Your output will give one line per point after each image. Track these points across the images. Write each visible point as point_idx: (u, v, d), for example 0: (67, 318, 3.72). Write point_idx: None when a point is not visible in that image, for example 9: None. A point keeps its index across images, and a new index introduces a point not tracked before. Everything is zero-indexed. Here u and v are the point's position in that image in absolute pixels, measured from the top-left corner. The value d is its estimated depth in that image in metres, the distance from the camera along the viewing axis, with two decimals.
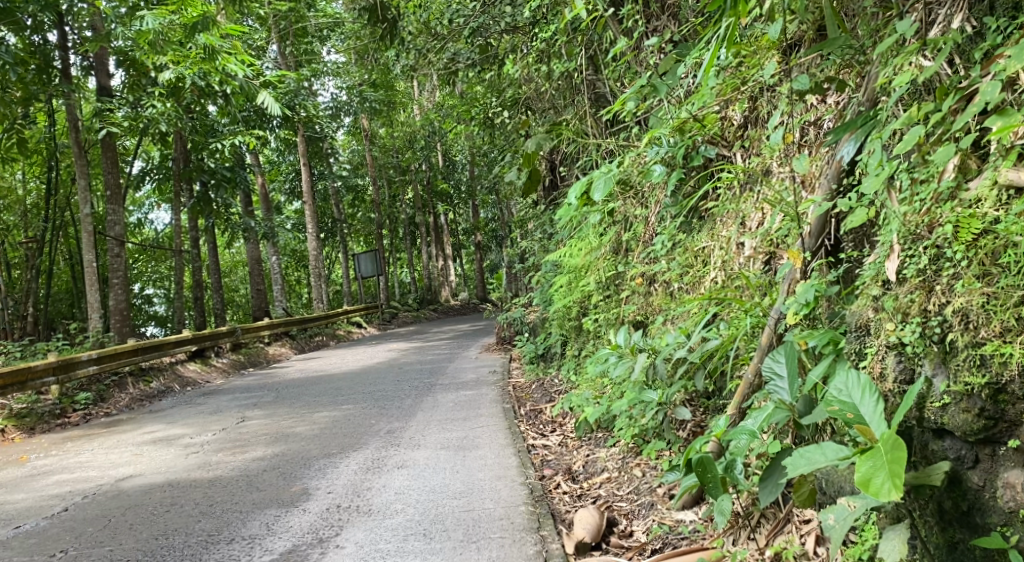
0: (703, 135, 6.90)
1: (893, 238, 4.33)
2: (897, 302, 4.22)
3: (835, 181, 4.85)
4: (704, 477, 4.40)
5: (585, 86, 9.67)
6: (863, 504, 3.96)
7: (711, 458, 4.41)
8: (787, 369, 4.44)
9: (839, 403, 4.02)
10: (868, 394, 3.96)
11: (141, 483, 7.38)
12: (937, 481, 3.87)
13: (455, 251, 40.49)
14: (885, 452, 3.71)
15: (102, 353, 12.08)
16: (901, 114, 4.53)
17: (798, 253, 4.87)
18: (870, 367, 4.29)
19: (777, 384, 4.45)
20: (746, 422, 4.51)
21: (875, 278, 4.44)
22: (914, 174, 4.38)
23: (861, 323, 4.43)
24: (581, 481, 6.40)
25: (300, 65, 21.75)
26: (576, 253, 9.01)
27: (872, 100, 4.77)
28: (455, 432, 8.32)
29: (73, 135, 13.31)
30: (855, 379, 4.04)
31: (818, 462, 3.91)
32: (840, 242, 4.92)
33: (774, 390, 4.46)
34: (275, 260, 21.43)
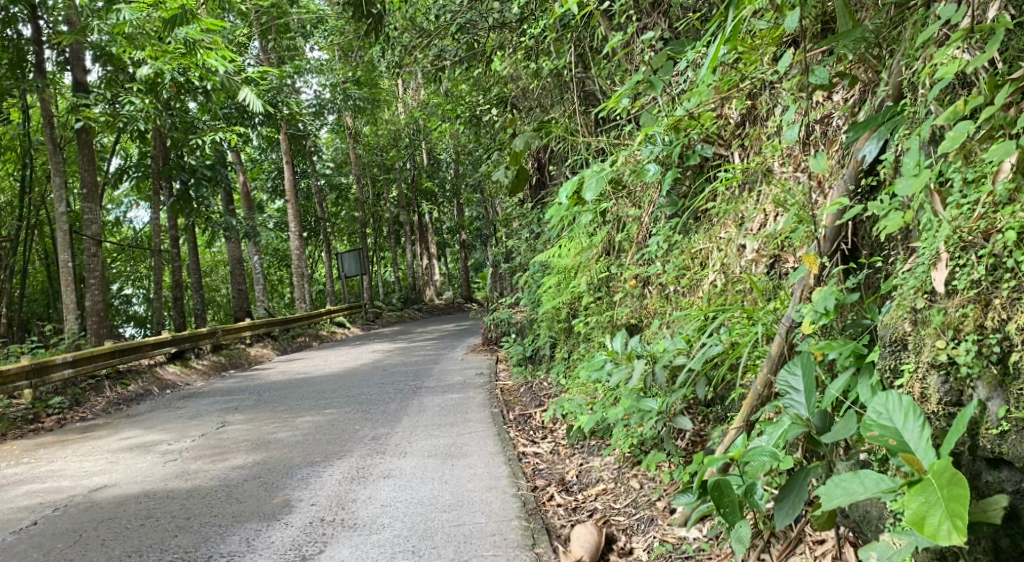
0: (699, 134, 6.69)
1: (939, 246, 4.06)
2: (946, 317, 3.97)
3: (854, 181, 4.66)
4: (720, 500, 4.19)
5: (574, 83, 9.44)
6: (909, 541, 3.70)
7: (728, 480, 4.21)
8: (804, 383, 4.29)
9: (879, 428, 3.82)
10: (912, 418, 3.75)
11: (116, 494, 7.10)
12: (996, 517, 3.63)
13: (439, 249, 40.22)
14: (938, 488, 3.53)
15: (78, 356, 11.77)
16: (940, 109, 4.17)
17: (815, 258, 4.65)
18: (910, 387, 4.05)
19: (795, 399, 4.30)
20: (761, 440, 4.33)
21: (919, 289, 4.14)
22: (965, 175, 4.09)
23: (895, 337, 4.18)
24: (575, 492, 6.18)
25: (282, 61, 21.41)
26: (566, 253, 8.78)
27: (897, 93, 4.51)
28: (443, 438, 8.06)
29: (48, 133, 12.97)
30: (896, 401, 3.83)
31: (857, 493, 3.73)
32: (856, 248, 4.73)
33: (790, 405, 4.31)
34: (256, 260, 21.11)
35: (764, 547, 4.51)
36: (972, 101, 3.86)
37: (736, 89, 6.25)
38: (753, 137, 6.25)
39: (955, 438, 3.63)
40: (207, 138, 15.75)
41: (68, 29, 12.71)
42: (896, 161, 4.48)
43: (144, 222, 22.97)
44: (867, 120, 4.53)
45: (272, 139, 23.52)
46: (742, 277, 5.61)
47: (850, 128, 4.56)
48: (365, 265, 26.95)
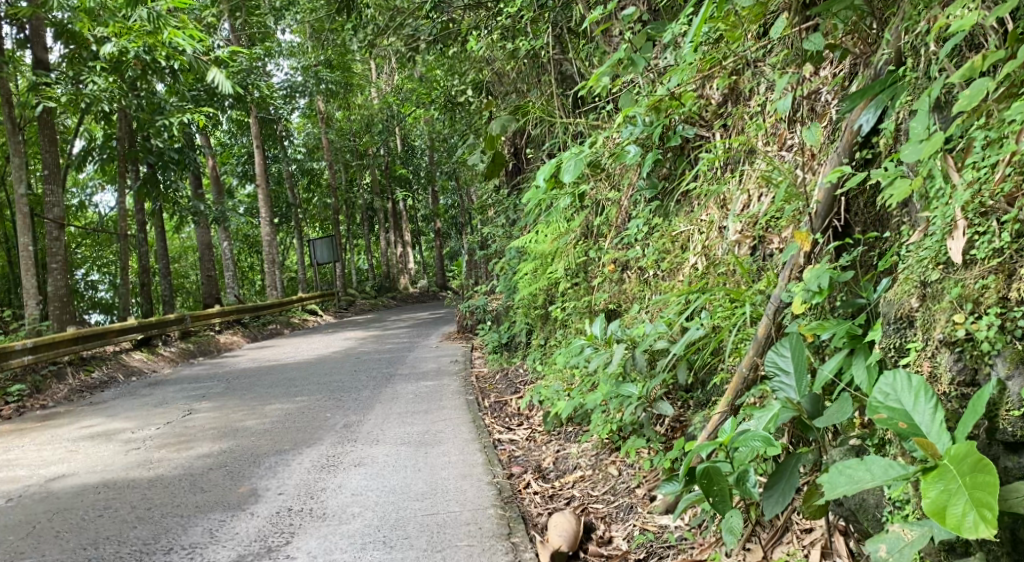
0: (679, 114, 6.52)
1: (956, 212, 3.89)
2: (965, 290, 3.79)
3: (847, 153, 4.52)
4: (710, 489, 4.08)
5: (551, 65, 9.24)
6: (921, 533, 3.59)
7: (717, 468, 4.08)
8: (794, 364, 4.15)
9: (887, 411, 3.68)
10: (923, 400, 3.63)
11: (74, 484, 6.85)
12: (1019, 507, 3.46)
13: (413, 237, 39.89)
14: (959, 474, 3.41)
15: (39, 342, 11.45)
16: (953, 68, 3.99)
17: (807, 235, 4.50)
18: (919, 366, 3.88)
19: (784, 381, 4.16)
20: (750, 424, 4.20)
21: (934, 260, 3.97)
22: (989, 133, 3.87)
23: (901, 314, 4.04)
24: (552, 480, 6.00)
25: (254, 43, 21.02)
26: (542, 238, 8.60)
27: (897, 57, 4.35)
28: (416, 426, 7.86)
29: (7, 111, 12.55)
30: (905, 382, 3.70)
31: (864, 480, 3.59)
32: (848, 226, 4.60)
33: (779, 387, 4.17)
34: (227, 245, 20.77)
35: (750, 533, 4.41)
36: (991, 57, 3.69)
37: (718, 67, 6.09)
38: (735, 116, 6.05)
39: (973, 420, 3.48)
40: (176, 120, 15.38)
41: (28, 6, 12.31)
42: (896, 130, 4.33)
43: (110, 207, 22.50)
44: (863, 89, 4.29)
45: (242, 122, 23.11)
46: (726, 258, 5.44)
47: (846, 98, 4.29)
48: (338, 252, 26.60)
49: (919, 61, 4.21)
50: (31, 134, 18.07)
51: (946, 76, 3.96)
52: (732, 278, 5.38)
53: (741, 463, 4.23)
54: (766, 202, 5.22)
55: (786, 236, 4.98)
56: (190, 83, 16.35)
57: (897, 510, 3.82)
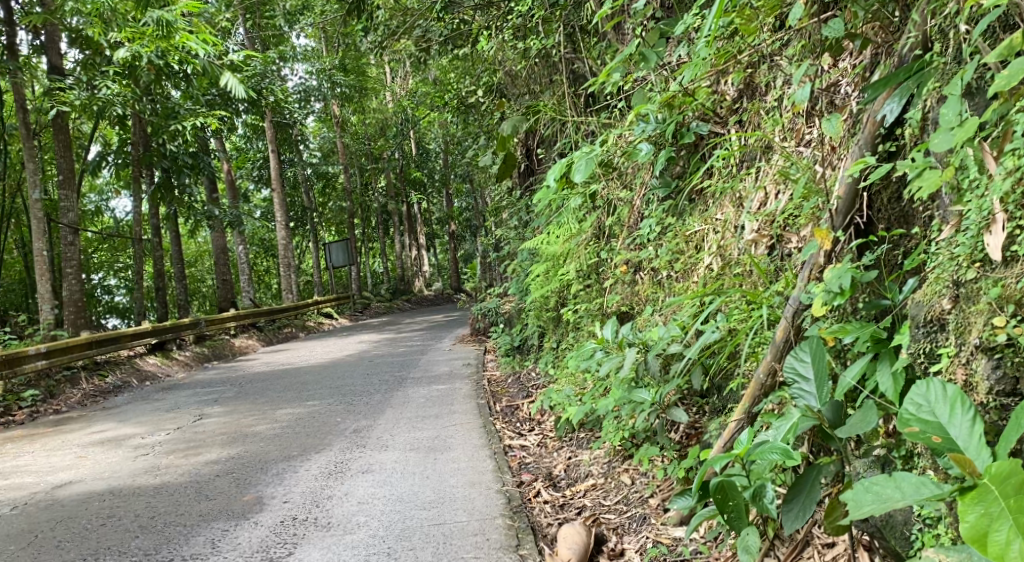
0: (692, 110, 6.34)
1: (994, 206, 3.69)
2: (1005, 291, 3.60)
3: (870, 145, 4.33)
4: (725, 504, 3.90)
5: (562, 63, 9.06)
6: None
7: (733, 482, 3.90)
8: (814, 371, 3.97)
9: (920, 424, 3.48)
10: (960, 412, 3.43)
11: (79, 492, 6.73)
12: None
13: (428, 240, 39.76)
14: (1001, 496, 3.19)
15: (52, 347, 11.36)
16: (988, 50, 3.78)
17: (827, 233, 4.31)
18: (953, 374, 3.69)
19: (803, 388, 3.98)
20: (767, 434, 4.02)
21: (969, 257, 3.77)
22: None
23: (931, 316, 3.85)
24: (563, 489, 5.83)
25: (267, 46, 20.94)
26: (554, 240, 8.42)
27: (924, 43, 4.16)
28: (426, 431, 7.71)
29: (21, 116, 12.46)
30: (939, 392, 3.50)
31: (895, 498, 3.39)
32: (871, 222, 4.40)
33: (799, 395, 3.99)
34: (241, 249, 20.68)
35: (769, 548, 4.22)
36: None
37: (733, 62, 5.91)
38: (750, 112, 5.87)
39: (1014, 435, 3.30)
40: (189, 124, 15.29)
41: (42, 11, 12.23)
42: (922, 120, 4.13)
43: (125, 211, 22.46)
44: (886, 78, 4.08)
45: (257, 126, 23.02)
46: (742, 258, 5.26)
47: (867, 87, 4.10)
48: (354, 255, 26.49)
49: (947, 45, 4.02)
50: (46, 139, 18.02)
51: (981, 57, 3.75)
52: (748, 279, 5.19)
53: (757, 477, 4.02)
54: (782, 200, 5.02)
55: (806, 234, 4.79)
56: (204, 88, 16.26)
57: (928, 527, 3.70)
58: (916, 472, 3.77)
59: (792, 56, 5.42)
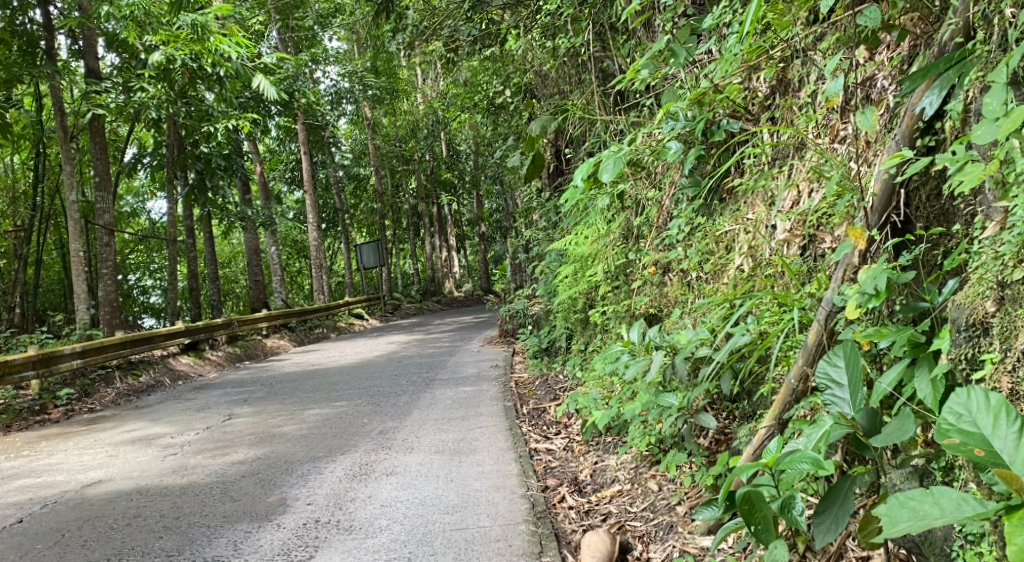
0: (724, 107, 6.19)
1: None
2: None
3: (908, 138, 4.16)
4: (752, 516, 3.77)
5: (591, 62, 8.92)
6: None
7: (760, 493, 3.76)
8: (848, 376, 3.81)
9: (960, 436, 3.32)
10: (1004, 423, 3.26)
11: (107, 490, 6.73)
12: None
13: (459, 242, 39.72)
14: None
15: (86, 346, 11.41)
16: None
17: (862, 232, 4.15)
18: (996, 382, 3.55)
19: (836, 394, 3.83)
20: (796, 442, 3.87)
21: (1015, 256, 3.61)
22: None
23: (973, 320, 3.70)
24: (589, 494, 5.71)
25: (299, 49, 20.97)
26: (582, 241, 8.29)
27: (965, 33, 3.99)
28: (451, 433, 7.62)
29: (59, 119, 12.52)
30: (981, 401, 3.32)
31: (933, 517, 3.24)
32: (909, 220, 4.23)
33: (832, 401, 3.84)
34: (273, 250, 20.72)
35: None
36: None
37: (765, 57, 5.79)
38: (782, 108, 5.74)
39: None
40: (221, 126, 15.29)
41: (79, 15, 12.26)
42: (964, 112, 3.98)
43: (160, 212, 22.61)
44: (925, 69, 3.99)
45: (289, 128, 23.08)
46: (773, 259, 5.14)
47: (906, 77, 4.01)
48: (385, 257, 26.46)
49: (991, 34, 3.85)
50: (82, 141, 18.16)
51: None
52: (780, 280, 5.05)
53: (787, 488, 3.87)
54: (815, 199, 4.90)
55: (840, 234, 4.64)
56: (237, 90, 16.31)
57: (971, 544, 3.58)
58: (956, 484, 3.65)
59: (826, 50, 5.26)
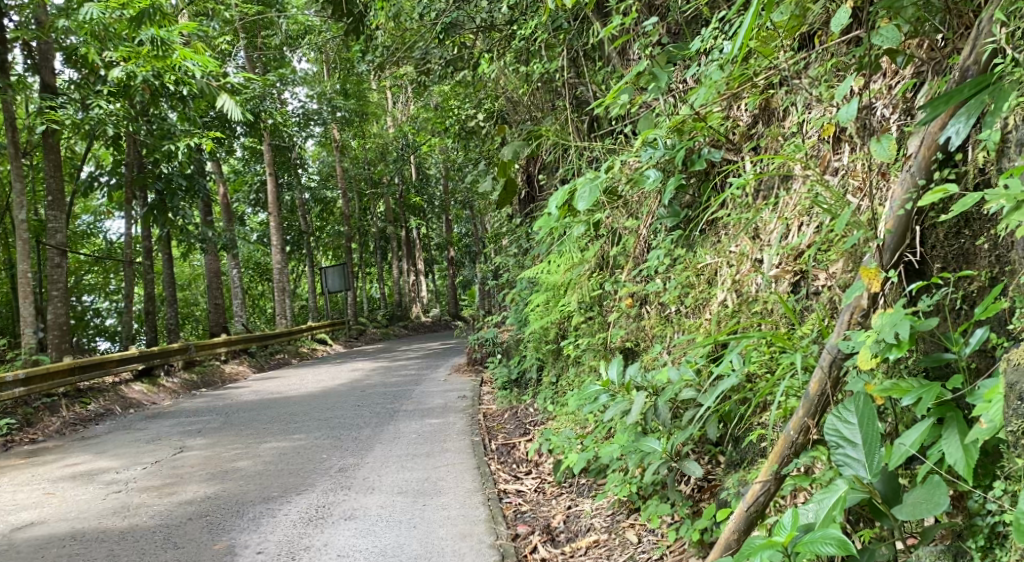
0: (704, 135, 5.89)
1: None
2: None
3: (924, 171, 3.88)
4: None
5: (566, 86, 8.61)
6: None
7: None
8: (862, 436, 3.68)
9: None
10: None
11: (39, 535, 6.28)
12: None
13: (428, 267, 39.24)
14: None
15: (31, 372, 10.86)
16: None
17: (876, 272, 3.84)
18: None
19: (850, 457, 3.68)
20: (807, 506, 3.76)
21: None
22: None
23: None
24: (562, 544, 5.38)
25: (267, 69, 20.54)
26: (554, 269, 7.96)
27: (980, 62, 3.76)
28: (416, 471, 7.23)
29: (10, 135, 11.97)
30: None
31: None
32: (925, 261, 4.01)
33: (845, 462, 3.68)
34: (235, 273, 20.14)
35: None
36: None
37: (748, 84, 5.50)
38: (767, 138, 5.45)
39: None
40: (184, 148, 14.79)
41: (35, 28, 11.76)
42: (1001, 142, 3.76)
43: (117, 232, 21.92)
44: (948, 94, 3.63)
45: (255, 149, 22.59)
46: (762, 296, 4.87)
47: (927, 104, 3.65)
48: (350, 281, 25.93)
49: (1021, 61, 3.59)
50: (36, 157, 17.53)
51: None
52: (769, 317, 4.79)
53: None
54: (808, 233, 4.65)
55: (839, 271, 4.40)
56: (200, 110, 15.85)
57: None
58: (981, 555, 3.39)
59: (817, 78, 5.02)
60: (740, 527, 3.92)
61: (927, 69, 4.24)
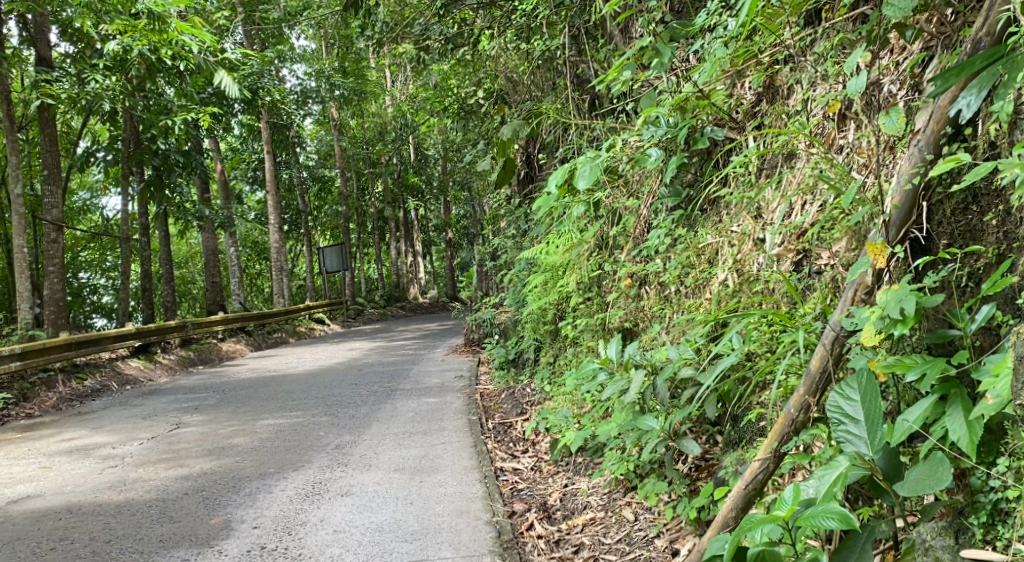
0: (708, 114, 5.87)
1: None
2: None
3: (932, 147, 3.87)
4: None
5: (567, 65, 8.54)
6: None
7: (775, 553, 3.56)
8: (864, 412, 3.68)
9: None
10: None
11: (35, 508, 6.29)
12: None
13: (426, 248, 39.15)
14: None
15: (28, 347, 10.83)
16: None
17: (882, 247, 3.83)
18: None
19: (852, 433, 3.68)
20: (807, 482, 3.77)
21: None
22: None
23: None
24: (559, 521, 5.38)
25: (265, 46, 20.38)
26: (553, 250, 7.92)
27: (992, 34, 3.72)
28: (413, 449, 7.22)
29: (5, 108, 11.87)
30: None
31: None
32: (931, 237, 3.98)
33: (846, 439, 3.68)
34: (232, 251, 20.06)
35: None
36: None
37: (753, 62, 5.46)
38: (771, 116, 5.40)
39: None
40: (181, 124, 14.69)
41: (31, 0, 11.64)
42: (1013, 115, 3.73)
43: (113, 209, 21.81)
44: (959, 65, 3.57)
45: (253, 126, 22.47)
46: (764, 276, 4.86)
47: (938, 77, 3.59)
48: (348, 260, 25.83)
49: None
50: (32, 132, 17.41)
51: None
52: (770, 295, 4.80)
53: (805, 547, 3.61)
54: (811, 212, 4.63)
55: (843, 250, 4.39)
56: (199, 85, 15.75)
57: None
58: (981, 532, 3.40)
59: (822, 57, 4.99)
60: (738, 504, 3.91)
61: (936, 43, 4.18)
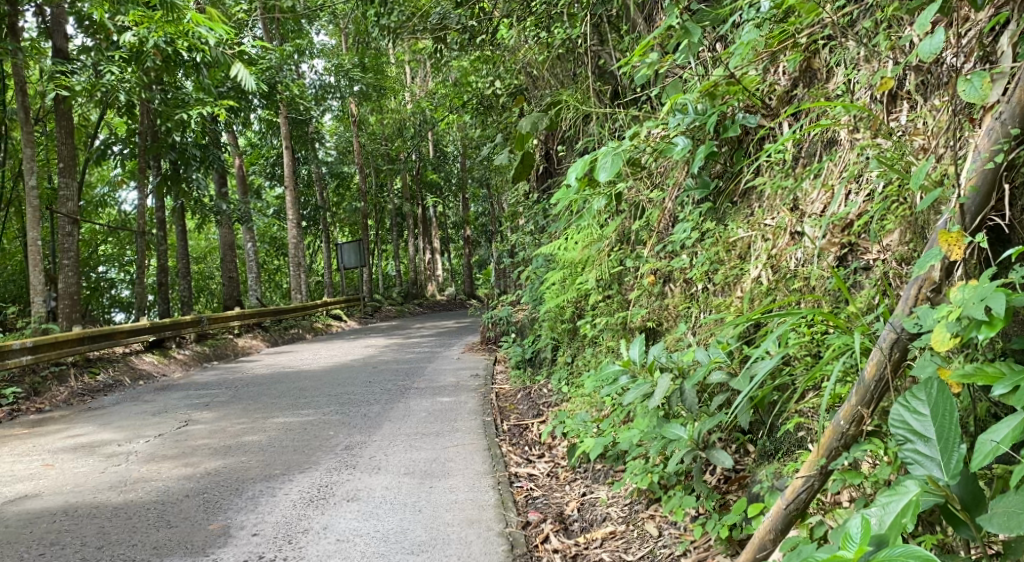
0: (739, 100, 5.49)
1: None
2: None
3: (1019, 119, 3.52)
4: None
5: (589, 53, 8.13)
6: None
7: None
8: (937, 431, 3.39)
9: None
10: None
11: (31, 509, 5.98)
12: None
13: (444, 245, 38.74)
14: None
15: (39, 341, 10.56)
16: None
17: (958, 237, 3.46)
18: None
19: (922, 455, 3.39)
20: (865, 510, 3.42)
21: None
22: None
23: None
24: (576, 534, 5.04)
25: (284, 41, 20.02)
26: (572, 246, 7.52)
27: None
28: (423, 452, 6.89)
29: (19, 99, 11.55)
30: None
31: None
32: (1014, 227, 3.69)
33: (916, 461, 3.39)
34: (248, 246, 19.75)
35: None
36: None
37: (789, 43, 5.12)
38: (809, 99, 5.04)
39: None
40: (197, 119, 14.31)
41: None
42: None
43: (131, 202, 21.53)
44: None
45: (272, 122, 22.16)
46: (804, 272, 4.54)
47: None
48: (366, 256, 25.47)
49: None
50: (48, 124, 17.14)
51: None
52: (811, 293, 4.46)
53: None
54: (858, 201, 4.35)
55: (896, 241, 4.12)
56: (217, 79, 15.43)
57: None
58: None
59: (867, 37, 4.62)
60: (777, 525, 3.63)
61: (1010, 8, 3.81)
